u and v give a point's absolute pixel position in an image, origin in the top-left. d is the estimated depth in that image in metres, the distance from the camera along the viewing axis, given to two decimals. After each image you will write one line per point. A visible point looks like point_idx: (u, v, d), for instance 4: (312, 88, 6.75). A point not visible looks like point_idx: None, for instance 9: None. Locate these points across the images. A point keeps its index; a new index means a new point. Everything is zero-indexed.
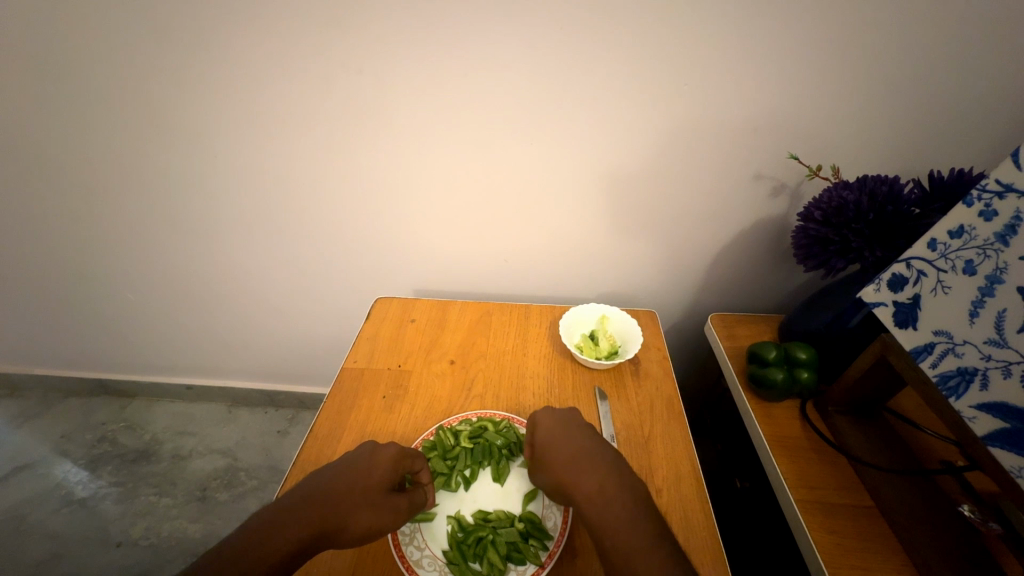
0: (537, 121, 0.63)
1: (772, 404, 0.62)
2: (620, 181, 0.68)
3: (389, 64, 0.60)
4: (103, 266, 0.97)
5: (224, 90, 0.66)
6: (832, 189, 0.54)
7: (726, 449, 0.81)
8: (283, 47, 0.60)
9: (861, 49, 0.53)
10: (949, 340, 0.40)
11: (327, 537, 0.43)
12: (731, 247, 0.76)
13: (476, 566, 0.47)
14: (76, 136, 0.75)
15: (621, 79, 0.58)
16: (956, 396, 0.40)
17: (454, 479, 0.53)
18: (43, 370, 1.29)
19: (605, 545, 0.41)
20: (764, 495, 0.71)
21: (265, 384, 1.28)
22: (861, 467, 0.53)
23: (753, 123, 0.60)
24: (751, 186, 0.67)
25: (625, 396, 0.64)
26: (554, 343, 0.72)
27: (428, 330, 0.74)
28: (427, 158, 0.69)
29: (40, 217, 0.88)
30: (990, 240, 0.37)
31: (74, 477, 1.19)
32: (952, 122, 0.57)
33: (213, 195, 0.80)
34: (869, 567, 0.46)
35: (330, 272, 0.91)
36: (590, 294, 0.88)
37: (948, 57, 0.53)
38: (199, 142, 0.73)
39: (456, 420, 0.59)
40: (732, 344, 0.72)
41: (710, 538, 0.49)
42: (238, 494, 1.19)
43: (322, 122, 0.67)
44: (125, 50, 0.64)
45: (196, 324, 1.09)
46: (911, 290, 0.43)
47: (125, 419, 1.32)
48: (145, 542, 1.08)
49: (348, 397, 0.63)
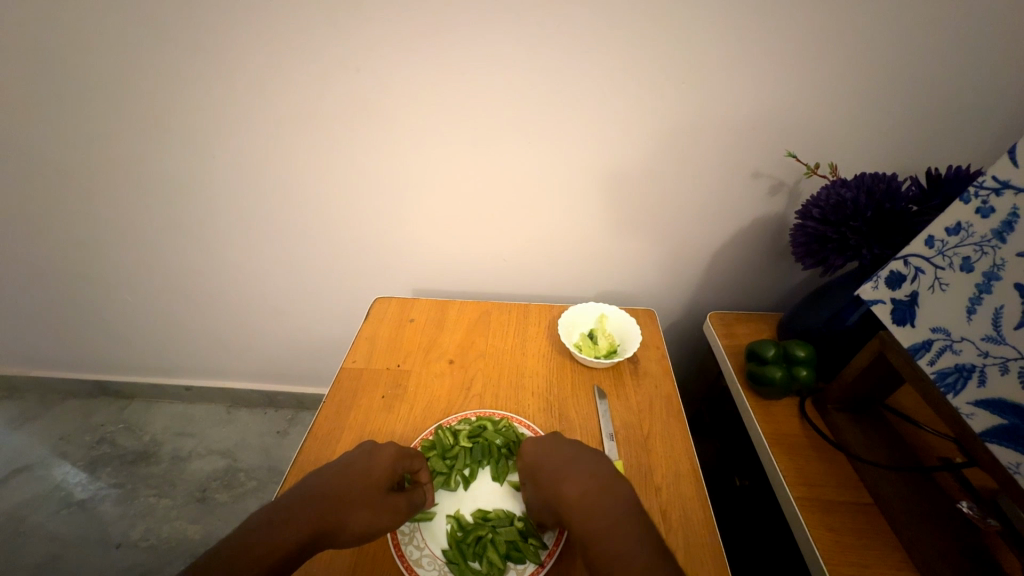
0: (536, 120, 0.63)
1: (771, 402, 0.62)
2: (619, 180, 0.68)
3: (388, 63, 0.60)
4: (102, 268, 0.97)
5: (223, 92, 0.66)
6: (830, 188, 0.54)
7: (725, 447, 0.81)
8: (281, 47, 0.60)
9: (858, 47, 0.53)
10: (946, 337, 0.40)
11: (327, 536, 0.43)
12: (730, 246, 0.76)
13: (475, 565, 0.47)
14: (75, 138, 0.75)
15: (619, 79, 0.58)
16: (954, 393, 0.40)
17: (453, 478, 0.54)
18: (42, 372, 1.29)
19: (592, 550, 0.40)
20: (763, 494, 0.70)
21: (264, 385, 1.28)
22: (860, 464, 0.53)
23: (751, 122, 0.60)
24: (749, 185, 0.67)
25: (624, 395, 0.64)
26: (553, 342, 0.72)
27: (428, 329, 0.74)
28: (425, 157, 0.69)
29: (38, 219, 0.88)
30: (988, 236, 0.37)
31: (73, 478, 1.19)
32: (951, 119, 0.57)
33: (211, 197, 0.80)
34: (868, 564, 0.46)
35: (328, 271, 0.91)
36: (589, 294, 0.88)
37: (945, 56, 0.53)
38: (198, 143, 0.73)
39: (456, 419, 0.59)
40: (731, 342, 0.72)
41: (709, 537, 0.49)
42: (237, 494, 1.19)
43: (321, 123, 0.67)
44: (125, 53, 0.64)
45: (196, 325, 1.09)
46: (908, 287, 0.43)
47: (125, 421, 1.32)
48: (144, 543, 1.08)
49: (347, 397, 0.63)
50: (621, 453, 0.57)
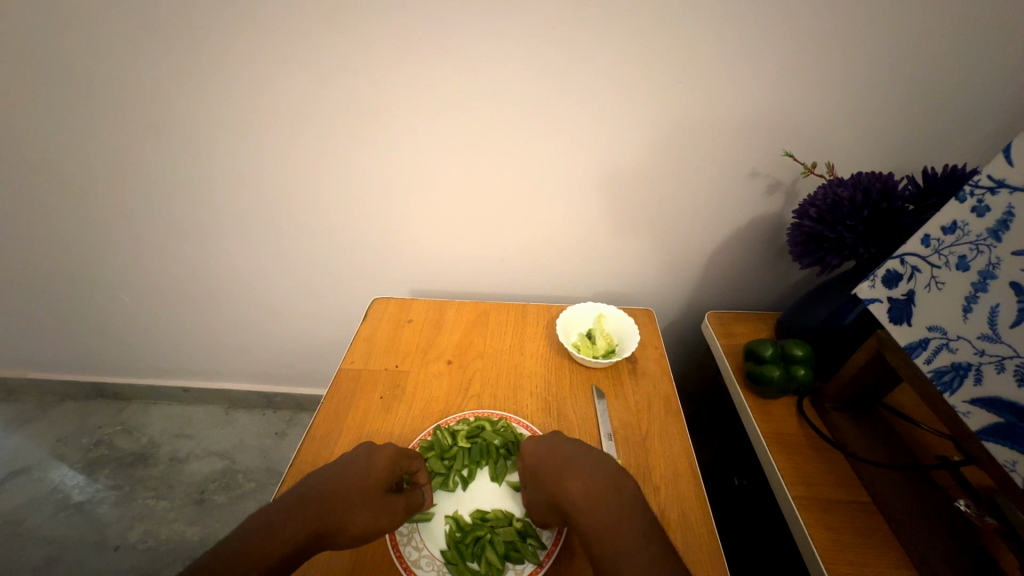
0: (533, 120, 0.63)
1: (769, 401, 0.62)
2: (616, 180, 0.68)
3: (385, 64, 0.60)
4: (99, 270, 0.96)
5: (219, 93, 0.66)
6: (826, 187, 0.54)
7: (724, 447, 0.82)
8: (278, 49, 0.60)
9: (854, 47, 0.53)
10: (943, 336, 0.41)
11: (324, 537, 0.43)
12: (728, 245, 0.76)
13: (474, 565, 0.47)
14: (71, 140, 0.75)
15: (616, 80, 0.58)
16: (951, 391, 0.40)
17: (452, 479, 0.53)
18: (39, 374, 1.28)
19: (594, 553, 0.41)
20: (761, 493, 0.70)
21: (262, 386, 1.28)
22: (858, 463, 0.53)
23: (747, 122, 0.60)
24: (746, 184, 0.67)
25: (622, 395, 0.64)
26: (551, 342, 0.72)
27: (426, 330, 0.74)
28: (423, 158, 0.69)
29: (34, 220, 0.88)
30: (984, 235, 0.37)
31: (71, 481, 1.19)
32: (946, 118, 0.58)
33: (209, 198, 0.80)
34: (866, 562, 0.46)
35: (326, 272, 0.91)
36: (587, 294, 0.88)
37: (941, 56, 0.53)
38: (194, 144, 0.72)
39: (454, 420, 0.59)
40: (729, 342, 0.72)
41: (708, 537, 0.49)
42: (236, 496, 1.19)
43: (318, 123, 0.67)
44: (121, 54, 0.64)
45: (193, 326, 1.08)
46: (905, 286, 0.43)
47: (122, 423, 1.31)
48: (143, 545, 1.08)
49: (345, 398, 0.63)
50: (619, 452, 0.57)
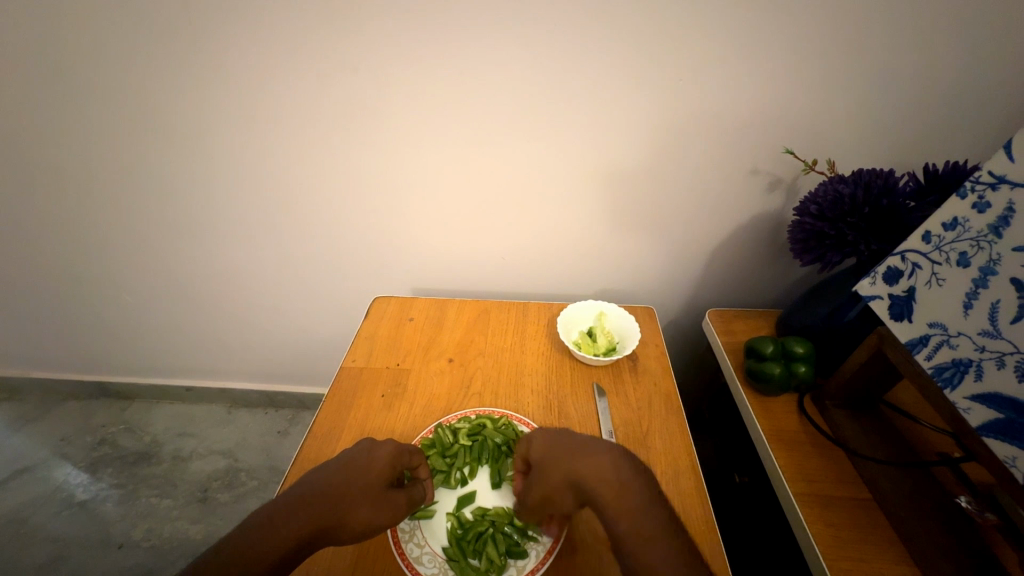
0: (534, 120, 0.63)
1: (770, 399, 0.62)
2: (617, 179, 0.69)
3: (386, 65, 0.60)
4: (99, 270, 0.97)
5: (222, 96, 0.66)
6: (827, 184, 0.54)
7: (725, 444, 0.82)
8: (279, 51, 0.60)
9: (853, 44, 0.53)
10: (944, 332, 0.40)
11: (326, 534, 0.43)
12: (728, 243, 0.76)
13: (476, 562, 0.47)
14: (73, 143, 0.75)
15: (617, 79, 0.58)
16: (951, 388, 0.40)
17: (453, 476, 0.54)
18: (42, 373, 1.29)
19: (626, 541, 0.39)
20: (763, 490, 0.70)
21: (264, 385, 1.28)
22: (858, 459, 0.53)
23: (748, 119, 0.60)
24: (748, 182, 0.67)
25: (623, 392, 0.65)
26: (552, 340, 0.73)
27: (428, 328, 0.74)
28: (423, 156, 0.69)
29: (36, 223, 0.88)
30: (984, 231, 0.37)
31: (75, 479, 1.19)
32: (949, 112, 0.57)
33: (210, 200, 0.80)
34: (866, 558, 0.46)
35: (327, 271, 0.91)
36: (587, 292, 0.88)
37: (942, 53, 0.53)
38: (194, 143, 0.72)
39: (455, 417, 0.59)
40: (730, 339, 0.72)
41: (708, 535, 0.49)
42: (238, 494, 1.19)
43: (318, 122, 0.67)
44: (121, 55, 0.64)
45: (195, 326, 1.09)
46: (906, 282, 0.44)
47: (125, 421, 1.32)
48: (146, 543, 1.09)
49: (346, 397, 0.63)
50: None
